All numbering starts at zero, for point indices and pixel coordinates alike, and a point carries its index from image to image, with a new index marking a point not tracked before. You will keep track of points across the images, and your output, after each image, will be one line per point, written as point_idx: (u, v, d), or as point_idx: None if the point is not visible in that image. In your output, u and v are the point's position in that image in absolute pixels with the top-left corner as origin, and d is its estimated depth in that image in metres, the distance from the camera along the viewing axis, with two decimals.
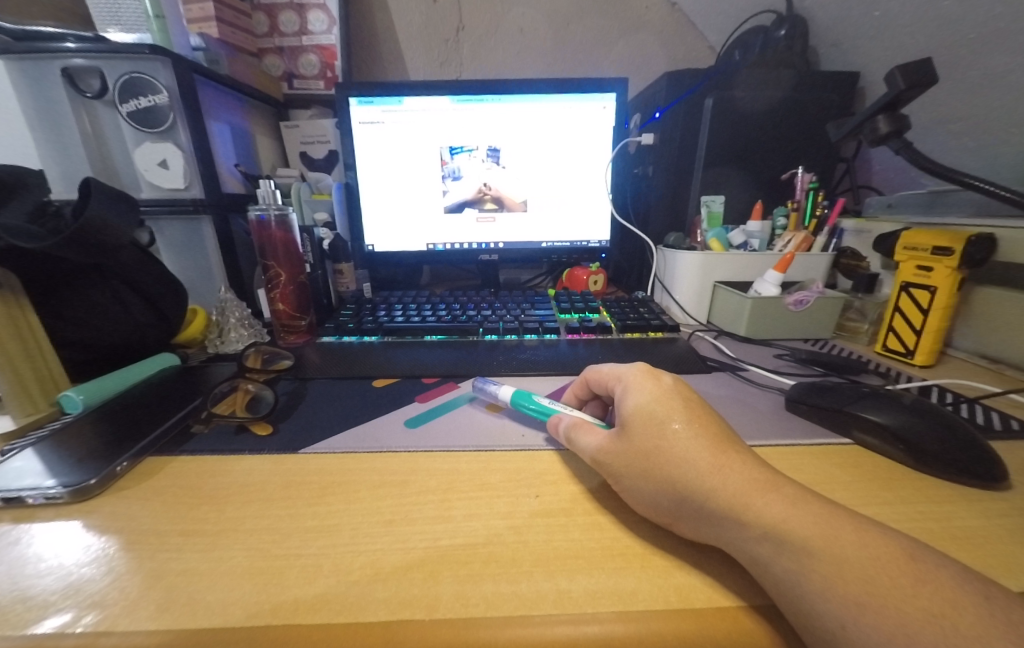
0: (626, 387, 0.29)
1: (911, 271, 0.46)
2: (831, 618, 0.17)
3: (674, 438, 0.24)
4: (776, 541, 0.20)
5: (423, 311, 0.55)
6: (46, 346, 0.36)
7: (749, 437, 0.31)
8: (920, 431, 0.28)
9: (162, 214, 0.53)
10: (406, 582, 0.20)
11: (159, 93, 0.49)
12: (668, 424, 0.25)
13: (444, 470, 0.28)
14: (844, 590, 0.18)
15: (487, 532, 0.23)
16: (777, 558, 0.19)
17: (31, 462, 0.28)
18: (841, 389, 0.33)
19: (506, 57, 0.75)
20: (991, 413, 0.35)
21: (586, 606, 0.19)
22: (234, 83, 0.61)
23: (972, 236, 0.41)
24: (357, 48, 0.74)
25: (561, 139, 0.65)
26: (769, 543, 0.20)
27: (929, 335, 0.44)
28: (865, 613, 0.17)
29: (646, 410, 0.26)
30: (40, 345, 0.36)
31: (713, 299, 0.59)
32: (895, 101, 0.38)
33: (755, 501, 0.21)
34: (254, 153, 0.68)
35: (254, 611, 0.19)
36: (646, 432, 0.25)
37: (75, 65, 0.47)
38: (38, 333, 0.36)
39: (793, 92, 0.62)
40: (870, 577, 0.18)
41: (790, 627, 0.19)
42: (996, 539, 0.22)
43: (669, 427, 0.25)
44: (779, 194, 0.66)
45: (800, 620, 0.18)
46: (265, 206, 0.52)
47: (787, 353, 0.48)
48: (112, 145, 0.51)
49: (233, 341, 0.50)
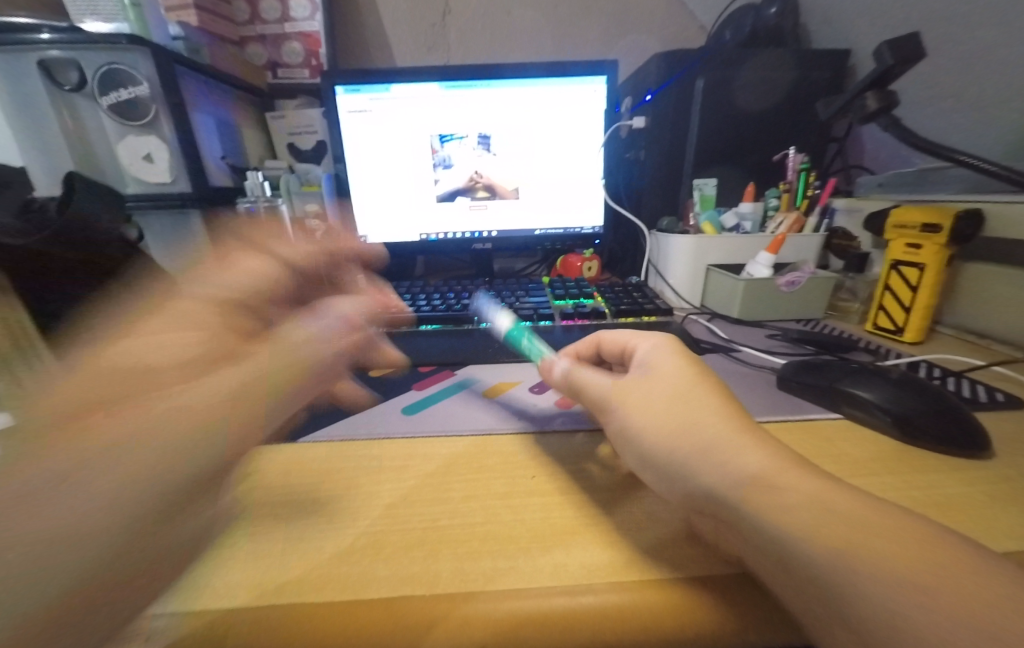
0: (653, 351, 0.29)
1: (901, 249, 0.46)
2: None
3: (694, 404, 0.24)
4: None
5: (418, 301, 0.55)
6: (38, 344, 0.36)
7: None
8: (908, 405, 0.29)
9: (149, 209, 0.52)
10: (407, 561, 0.20)
11: (140, 85, 0.49)
12: (689, 389, 0.25)
13: (442, 455, 0.29)
14: None
15: (485, 512, 0.24)
16: None
17: None
18: (831, 367, 0.34)
19: (494, 41, 0.73)
20: (977, 386, 0.35)
21: (583, 578, 0.19)
22: (217, 73, 0.60)
23: (960, 213, 0.41)
24: (342, 35, 0.73)
25: (552, 125, 0.64)
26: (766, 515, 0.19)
27: (918, 312, 0.45)
28: None
29: (670, 375, 0.26)
30: (33, 346, 0.35)
31: (706, 282, 0.59)
32: (884, 77, 0.38)
33: (778, 480, 0.20)
34: (240, 144, 0.66)
35: (258, 593, 0.19)
36: (666, 391, 0.25)
37: (51, 56, 0.46)
38: (29, 332, 0.35)
39: (785, 70, 0.61)
40: None
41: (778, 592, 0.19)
42: (979, 504, 0.23)
43: (689, 393, 0.25)
44: (771, 176, 0.66)
45: None
46: (252, 198, 0.53)
47: (779, 333, 0.49)
48: (95, 139, 0.50)
49: None
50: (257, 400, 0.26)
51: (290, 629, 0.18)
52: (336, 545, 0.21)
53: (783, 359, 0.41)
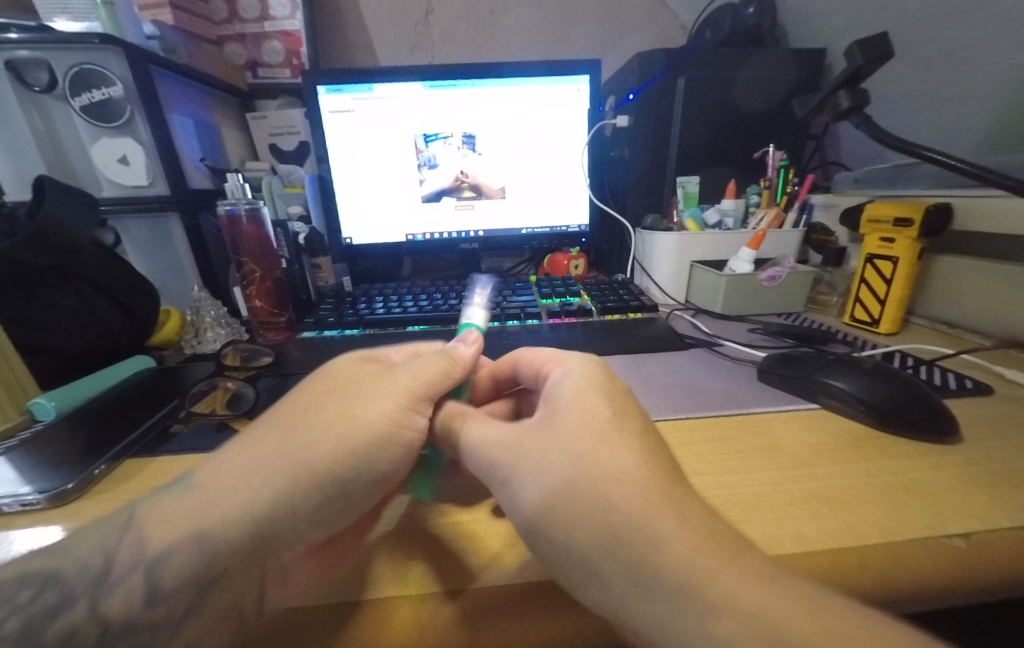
0: (565, 378, 0.24)
1: (875, 243, 0.47)
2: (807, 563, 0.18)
3: (594, 448, 0.20)
4: None
5: (405, 302, 0.55)
6: (10, 352, 0.35)
7: (723, 407, 0.33)
8: (882, 394, 0.30)
9: (125, 213, 0.51)
10: (394, 560, 0.21)
11: (114, 86, 0.47)
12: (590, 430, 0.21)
13: (429, 455, 0.29)
14: None
15: (472, 510, 0.24)
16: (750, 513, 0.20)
17: (4, 471, 0.27)
18: (809, 359, 0.35)
19: (478, 42, 0.73)
20: (948, 374, 0.37)
21: (570, 571, 0.20)
22: (195, 73, 0.59)
23: (931, 207, 0.43)
24: (323, 34, 0.72)
25: (537, 124, 0.64)
26: (690, 568, 0.17)
27: (892, 304, 0.46)
28: None
29: (570, 411, 0.22)
30: (6, 355, 0.34)
31: (690, 278, 0.60)
32: (855, 77, 0.39)
33: (711, 568, 0.17)
34: (220, 146, 0.65)
35: None
36: (579, 430, 0.21)
37: (19, 57, 0.45)
38: (0, 339, 0.34)
39: (763, 69, 0.62)
40: None
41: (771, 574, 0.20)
42: (947, 488, 0.24)
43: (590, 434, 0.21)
44: (752, 173, 0.67)
45: None
46: (234, 201, 0.51)
47: (761, 326, 0.50)
48: (67, 142, 0.49)
49: (210, 340, 0.49)
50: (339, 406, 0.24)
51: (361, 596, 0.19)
52: (325, 548, 0.21)
53: (765, 353, 0.42)
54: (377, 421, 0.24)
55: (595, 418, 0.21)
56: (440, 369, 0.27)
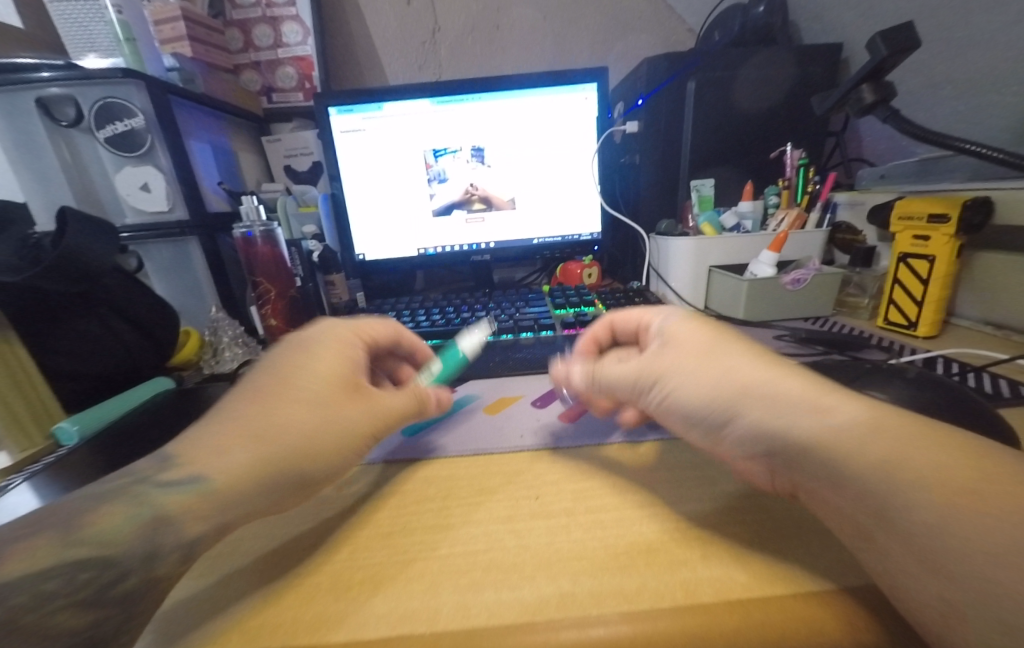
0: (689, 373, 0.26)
1: (908, 241, 0.45)
2: None
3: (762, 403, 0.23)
4: None
5: (417, 316, 0.54)
6: (54, 407, 0.38)
7: None
8: (928, 403, 0.29)
9: (148, 238, 0.52)
10: (406, 595, 0.20)
11: (135, 117, 0.49)
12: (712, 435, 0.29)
13: (445, 475, 0.28)
14: None
15: (487, 539, 0.23)
16: None
17: (26, 497, 0.27)
18: (844, 367, 0.33)
19: (483, 56, 0.74)
20: (998, 381, 0.34)
21: (591, 607, 0.18)
22: (212, 101, 0.61)
23: (968, 201, 0.40)
24: (334, 57, 0.74)
25: (546, 133, 0.64)
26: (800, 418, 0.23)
27: (931, 306, 0.44)
28: None
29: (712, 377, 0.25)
30: (46, 405, 0.37)
31: (709, 284, 0.58)
32: (879, 69, 0.37)
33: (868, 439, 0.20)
34: (237, 170, 0.67)
35: (250, 630, 0.18)
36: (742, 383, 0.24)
37: (50, 94, 0.46)
38: (44, 395, 0.37)
39: (777, 68, 0.61)
40: None
41: (813, 598, 0.18)
42: None
43: None
44: (769, 173, 0.65)
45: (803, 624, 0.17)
46: (249, 223, 0.52)
47: (787, 333, 0.47)
48: (94, 173, 0.51)
49: (227, 359, 0.49)
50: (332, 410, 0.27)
51: (328, 607, 0.19)
52: (321, 565, 0.22)
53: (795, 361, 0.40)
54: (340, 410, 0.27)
55: (697, 412, 0.26)
56: (406, 401, 0.31)
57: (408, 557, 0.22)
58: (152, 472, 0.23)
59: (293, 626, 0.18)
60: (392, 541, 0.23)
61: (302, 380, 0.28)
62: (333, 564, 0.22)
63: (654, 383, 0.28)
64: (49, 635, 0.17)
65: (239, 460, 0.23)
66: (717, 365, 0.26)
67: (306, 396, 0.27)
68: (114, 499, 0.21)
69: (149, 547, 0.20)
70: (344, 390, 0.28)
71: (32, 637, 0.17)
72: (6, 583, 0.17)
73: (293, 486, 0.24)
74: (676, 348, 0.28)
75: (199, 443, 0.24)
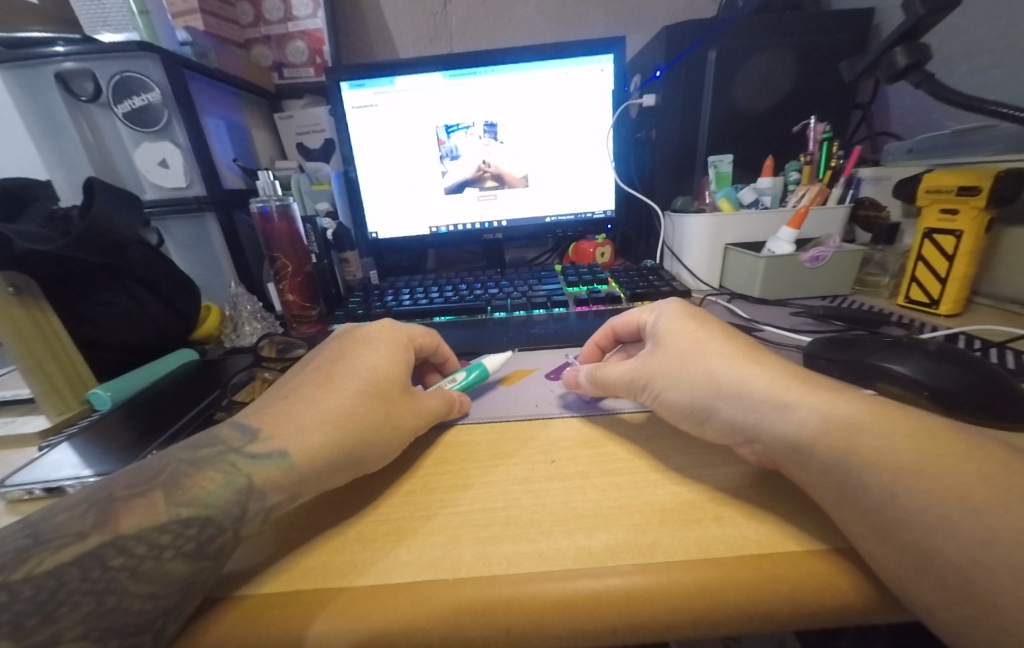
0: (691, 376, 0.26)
1: (935, 216, 0.44)
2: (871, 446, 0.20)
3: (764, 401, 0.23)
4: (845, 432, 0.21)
5: (431, 293, 0.55)
6: (86, 373, 0.38)
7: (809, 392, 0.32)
8: (948, 376, 0.28)
9: (167, 214, 0.53)
10: (429, 545, 0.21)
11: (152, 91, 0.49)
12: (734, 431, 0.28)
13: (462, 440, 0.29)
14: None
15: (504, 498, 0.24)
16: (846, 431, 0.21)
17: (67, 455, 0.29)
18: (862, 342, 0.33)
19: (496, 28, 0.72)
20: (1021, 357, 0.34)
21: (606, 560, 0.19)
22: (225, 76, 0.61)
23: (1001, 173, 0.39)
24: (344, 30, 0.72)
25: (561, 107, 0.63)
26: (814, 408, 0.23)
27: (955, 283, 0.43)
28: (863, 430, 0.20)
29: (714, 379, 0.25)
30: (78, 370, 0.37)
31: (724, 262, 0.58)
32: (914, 30, 0.36)
33: None
34: (251, 147, 0.68)
35: (284, 576, 0.20)
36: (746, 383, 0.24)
37: (67, 69, 0.47)
38: (75, 361, 0.37)
39: (802, 36, 0.58)
40: (902, 433, 0.20)
41: (823, 556, 0.19)
42: None
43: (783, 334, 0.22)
44: (791, 148, 0.63)
45: (813, 581, 0.18)
46: (265, 198, 0.53)
47: (804, 310, 0.47)
48: (113, 149, 0.52)
49: (248, 334, 0.51)
50: (385, 402, 0.27)
51: (355, 557, 0.20)
52: (346, 519, 0.23)
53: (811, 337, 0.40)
54: (392, 404, 0.27)
55: (707, 417, 0.25)
56: (441, 401, 0.30)
57: (428, 512, 0.23)
58: (241, 444, 0.23)
59: (323, 573, 0.20)
60: (412, 499, 0.24)
61: (358, 371, 0.28)
62: (357, 519, 0.23)
63: (645, 385, 0.28)
64: (161, 582, 0.18)
65: (301, 440, 0.23)
66: (695, 368, 0.26)
67: (360, 386, 0.27)
68: (209, 468, 0.22)
69: (241, 508, 0.21)
70: (391, 390, 0.28)
71: (143, 580, 0.17)
72: (129, 535, 0.18)
73: (350, 471, 0.24)
74: (661, 350, 0.28)
75: (283, 420, 0.25)
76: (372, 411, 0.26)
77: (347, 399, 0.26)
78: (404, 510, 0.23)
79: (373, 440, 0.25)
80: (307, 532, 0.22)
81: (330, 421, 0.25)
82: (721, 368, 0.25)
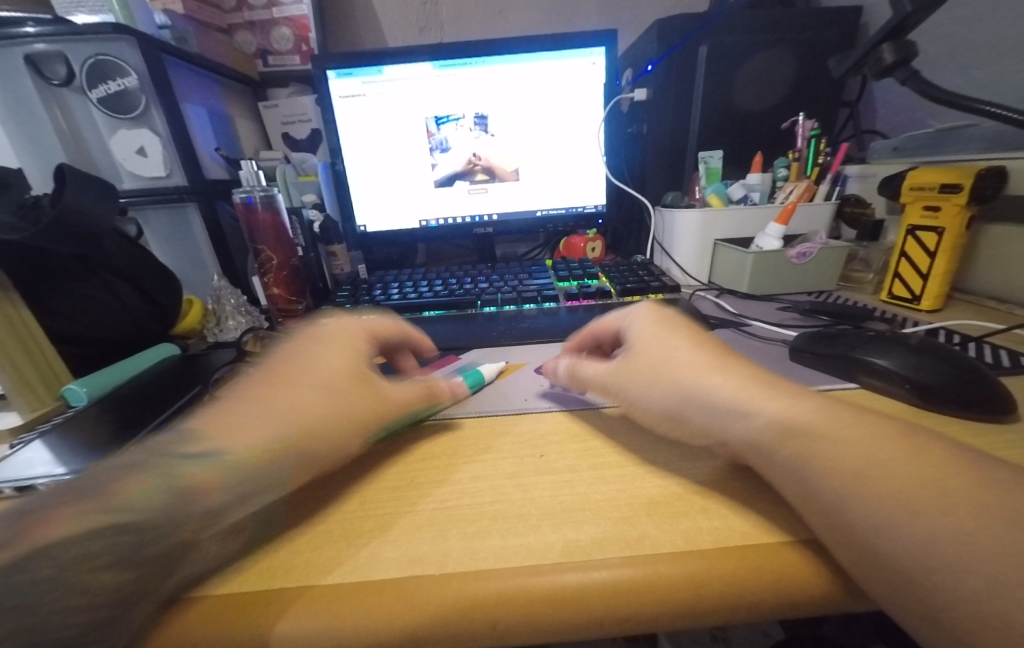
0: (668, 377, 0.26)
1: (918, 213, 0.44)
2: (856, 437, 0.21)
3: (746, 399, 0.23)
4: (831, 425, 0.21)
5: (420, 287, 0.54)
6: (61, 370, 0.36)
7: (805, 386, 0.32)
8: (929, 370, 0.29)
9: (146, 204, 0.51)
10: (416, 541, 0.20)
11: (128, 76, 0.47)
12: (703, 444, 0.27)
13: (450, 435, 0.29)
14: (843, 514, 0.18)
15: (493, 492, 0.23)
16: (832, 424, 0.21)
17: (39, 453, 0.28)
18: (847, 336, 0.33)
19: (487, 19, 0.71)
20: (998, 351, 0.35)
21: (593, 553, 0.19)
22: (207, 62, 0.59)
23: (981, 170, 0.40)
24: (331, 18, 0.71)
25: (552, 100, 0.62)
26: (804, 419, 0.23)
27: (936, 279, 0.44)
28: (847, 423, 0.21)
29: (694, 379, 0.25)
30: (51, 365, 0.36)
31: (714, 257, 0.58)
32: (901, 27, 0.36)
33: None
34: (234, 137, 0.66)
35: (266, 574, 0.19)
36: (724, 383, 0.24)
37: (37, 51, 0.45)
38: (49, 356, 0.36)
39: (791, 32, 0.59)
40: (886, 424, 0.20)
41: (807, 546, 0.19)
42: None
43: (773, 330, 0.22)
44: (779, 145, 0.64)
45: (796, 571, 0.18)
46: (249, 189, 0.51)
47: (791, 306, 0.48)
48: (89, 136, 0.50)
49: (231, 329, 0.49)
50: (344, 395, 0.27)
51: (339, 553, 0.20)
52: (331, 515, 0.22)
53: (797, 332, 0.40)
54: (349, 395, 0.27)
55: (681, 416, 0.25)
56: (418, 394, 0.30)
57: (416, 507, 0.23)
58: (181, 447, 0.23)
59: (306, 570, 0.19)
60: (399, 495, 0.24)
61: (315, 367, 0.28)
62: (342, 514, 0.23)
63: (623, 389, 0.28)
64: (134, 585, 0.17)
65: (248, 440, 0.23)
66: (670, 372, 0.26)
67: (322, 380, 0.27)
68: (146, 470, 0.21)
69: (176, 513, 0.20)
70: (352, 381, 0.28)
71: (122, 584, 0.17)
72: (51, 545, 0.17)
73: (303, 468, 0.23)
74: (638, 355, 0.29)
75: (234, 422, 0.25)
76: (326, 405, 0.26)
77: (300, 395, 0.26)
78: (390, 507, 0.23)
79: (328, 432, 0.25)
80: (291, 529, 0.22)
81: (283, 417, 0.25)
82: (702, 370, 0.26)
